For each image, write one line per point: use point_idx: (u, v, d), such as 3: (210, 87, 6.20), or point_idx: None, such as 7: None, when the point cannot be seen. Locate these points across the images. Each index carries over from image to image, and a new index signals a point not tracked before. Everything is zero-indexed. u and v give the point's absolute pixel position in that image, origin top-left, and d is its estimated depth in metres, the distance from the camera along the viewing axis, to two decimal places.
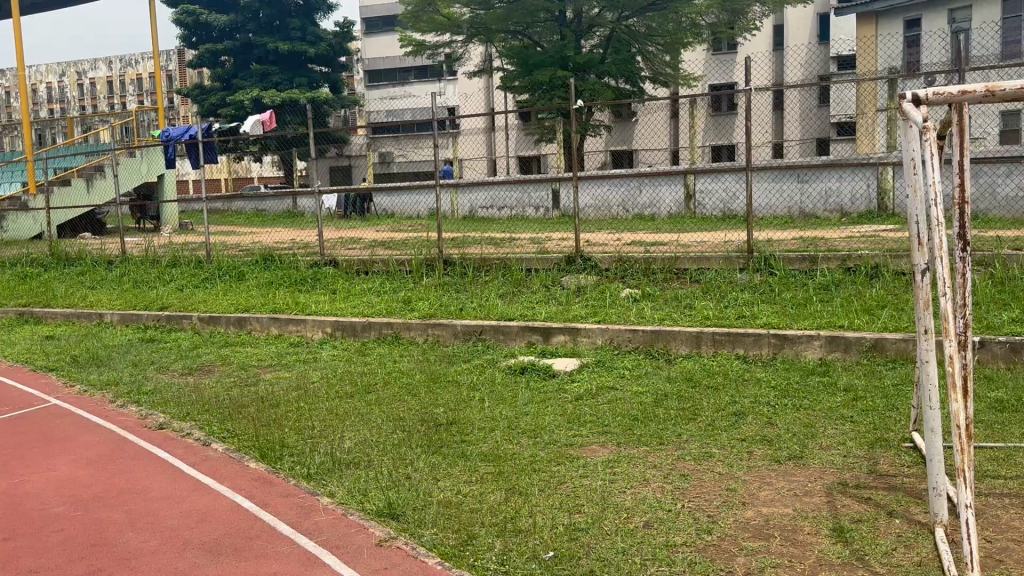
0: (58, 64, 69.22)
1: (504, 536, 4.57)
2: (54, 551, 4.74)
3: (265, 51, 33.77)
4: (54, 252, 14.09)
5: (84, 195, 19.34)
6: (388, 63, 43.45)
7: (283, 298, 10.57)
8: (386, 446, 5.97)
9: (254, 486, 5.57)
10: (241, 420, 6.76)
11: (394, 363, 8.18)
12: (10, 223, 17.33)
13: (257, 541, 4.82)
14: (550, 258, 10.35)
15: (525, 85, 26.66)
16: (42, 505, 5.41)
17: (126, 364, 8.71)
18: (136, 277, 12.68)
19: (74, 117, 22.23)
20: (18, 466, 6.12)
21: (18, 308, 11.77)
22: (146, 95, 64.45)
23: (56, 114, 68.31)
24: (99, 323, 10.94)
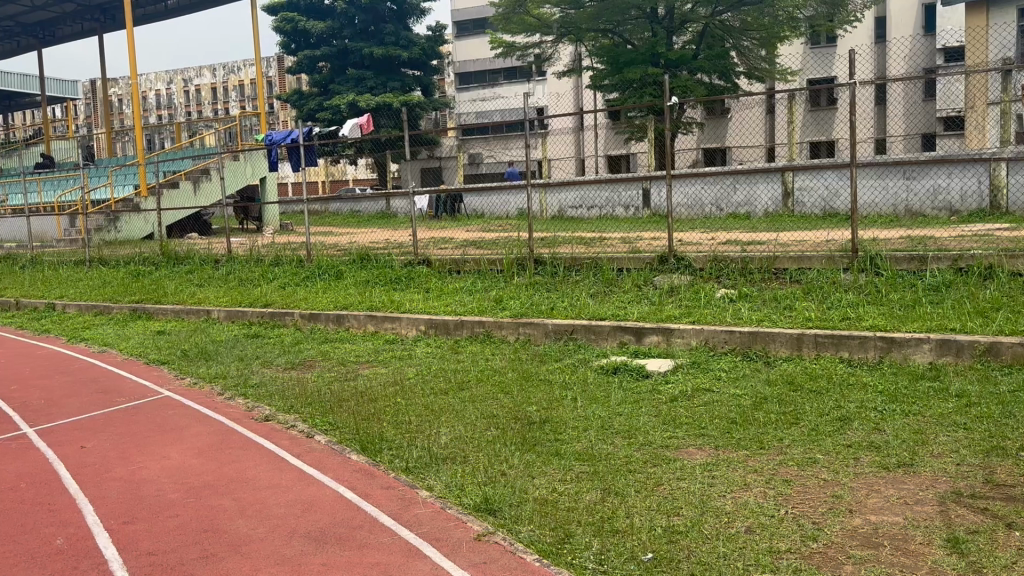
0: (166, 71, 72.69)
1: (601, 536, 4.54)
2: (171, 535, 4.97)
3: (360, 56, 34.61)
4: (164, 252, 14.77)
5: (191, 197, 20.22)
6: (478, 66, 43.93)
7: (379, 297, 10.78)
8: (481, 443, 6.02)
9: (356, 478, 5.72)
10: (342, 413, 6.94)
11: (486, 361, 8.25)
12: (124, 223, 18.25)
13: (359, 531, 4.93)
14: (643, 258, 10.23)
15: (615, 84, 26.77)
16: (158, 491, 5.68)
17: (233, 358, 9.08)
18: (240, 276, 13.19)
19: (182, 122, 23.24)
20: (136, 453, 6.45)
21: (133, 304, 12.41)
22: (248, 101, 67.15)
23: (165, 121, 71.92)
24: (206, 319, 11.44)
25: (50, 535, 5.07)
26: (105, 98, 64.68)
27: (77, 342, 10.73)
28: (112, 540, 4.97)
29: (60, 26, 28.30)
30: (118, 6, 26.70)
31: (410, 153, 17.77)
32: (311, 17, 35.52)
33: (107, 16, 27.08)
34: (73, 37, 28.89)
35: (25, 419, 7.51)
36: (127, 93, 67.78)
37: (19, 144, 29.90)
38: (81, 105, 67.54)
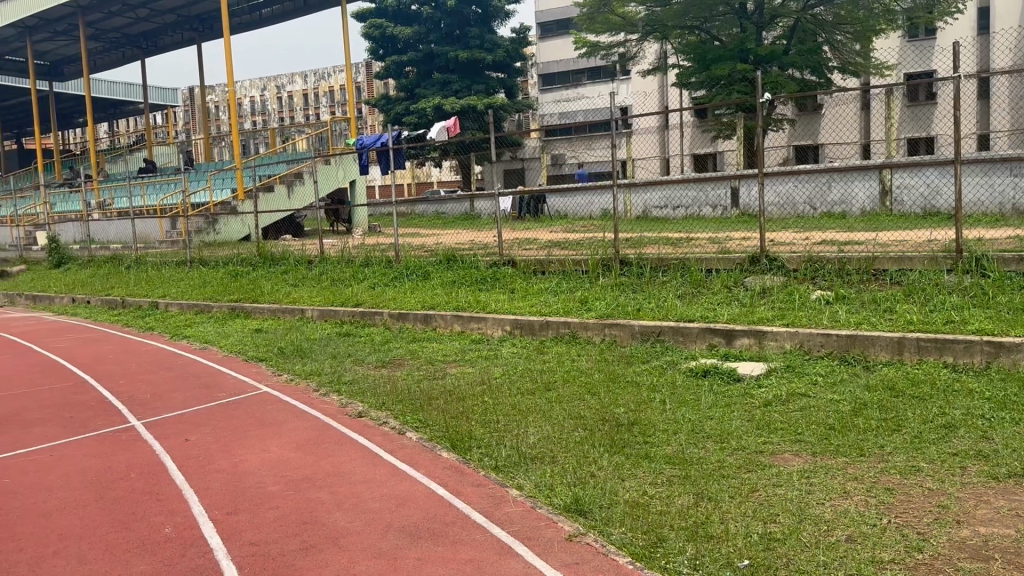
0: (260, 79, 75.15)
1: (695, 541, 4.46)
2: (272, 526, 5.14)
3: (446, 59, 35.03)
4: (260, 253, 15.31)
5: (286, 200, 20.86)
6: (561, 66, 43.92)
7: (465, 297, 10.90)
8: (569, 444, 6.01)
9: (447, 475, 5.81)
10: (432, 411, 7.06)
11: (572, 361, 8.24)
12: (223, 226, 18.99)
13: (452, 527, 5.01)
14: (733, 258, 10.05)
15: (702, 81, 26.36)
16: (260, 483, 5.89)
17: (327, 356, 9.34)
18: (332, 276, 13.53)
19: (275, 128, 24.02)
20: (237, 446, 6.72)
21: (231, 304, 12.91)
22: (337, 106, 68.90)
23: (259, 126, 74.46)
24: (300, 318, 11.81)
25: (160, 523, 5.31)
26: (203, 105, 67.46)
27: (180, 338, 11.24)
28: (217, 530, 5.17)
29: (162, 36, 29.64)
30: (215, 16, 27.78)
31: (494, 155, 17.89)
32: (398, 23, 36.15)
33: (206, 26, 28.21)
34: (173, 47, 30.21)
35: (134, 411, 7.91)
36: (224, 100, 70.53)
37: (124, 150, 31.46)
38: (181, 112, 70.67)
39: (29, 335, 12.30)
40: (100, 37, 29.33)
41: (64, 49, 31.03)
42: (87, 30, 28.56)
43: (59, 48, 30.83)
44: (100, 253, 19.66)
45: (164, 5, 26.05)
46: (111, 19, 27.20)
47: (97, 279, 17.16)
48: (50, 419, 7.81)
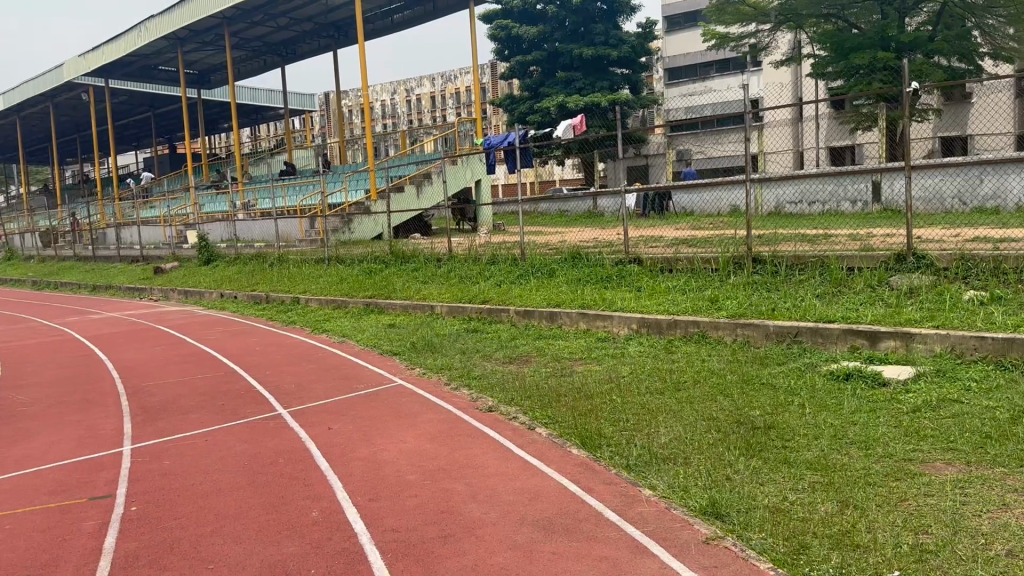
0: (391, 83, 77.66)
1: (841, 550, 4.29)
2: (411, 514, 5.33)
3: (571, 57, 35.01)
4: (392, 250, 15.79)
5: (415, 200, 21.46)
6: (688, 60, 43.16)
7: (591, 295, 10.90)
8: (703, 445, 5.90)
9: (579, 472, 5.84)
10: (561, 408, 7.08)
11: (703, 361, 8.10)
12: (356, 226, 19.87)
13: (586, 523, 5.03)
14: (877, 256, 9.59)
15: (839, 71, 25.28)
16: (399, 472, 6.11)
17: (457, 351, 9.57)
18: (460, 273, 13.81)
19: (405, 130, 24.73)
20: (375, 436, 6.99)
21: (366, 300, 13.45)
22: (463, 107, 70.35)
23: (389, 129, 77.04)
24: (430, 314, 12.18)
25: (308, 507, 5.60)
26: (338, 110, 70.44)
27: (319, 332, 11.81)
28: (361, 515, 5.40)
29: (300, 43, 31.09)
30: (350, 23, 28.91)
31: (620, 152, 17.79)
32: (524, 23, 36.41)
33: (341, 32, 29.39)
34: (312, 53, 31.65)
35: (279, 400, 8.37)
36: (357, 104, 73.31)
37: (266, 153, 33.24)
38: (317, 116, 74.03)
39: (185, 328, 13.21)
40: (244, 45, 31.08)
41: (213, 58, 33.08)
42: (233, 39, 30.30)
43: (207, 58, 32.90)
44: (244, 251, 20.85)
45: (303, 14, 27.31)
46: (255, 28, 28.72)
47: (242, 275, 18.22)
48: (205, 406, 8.38)
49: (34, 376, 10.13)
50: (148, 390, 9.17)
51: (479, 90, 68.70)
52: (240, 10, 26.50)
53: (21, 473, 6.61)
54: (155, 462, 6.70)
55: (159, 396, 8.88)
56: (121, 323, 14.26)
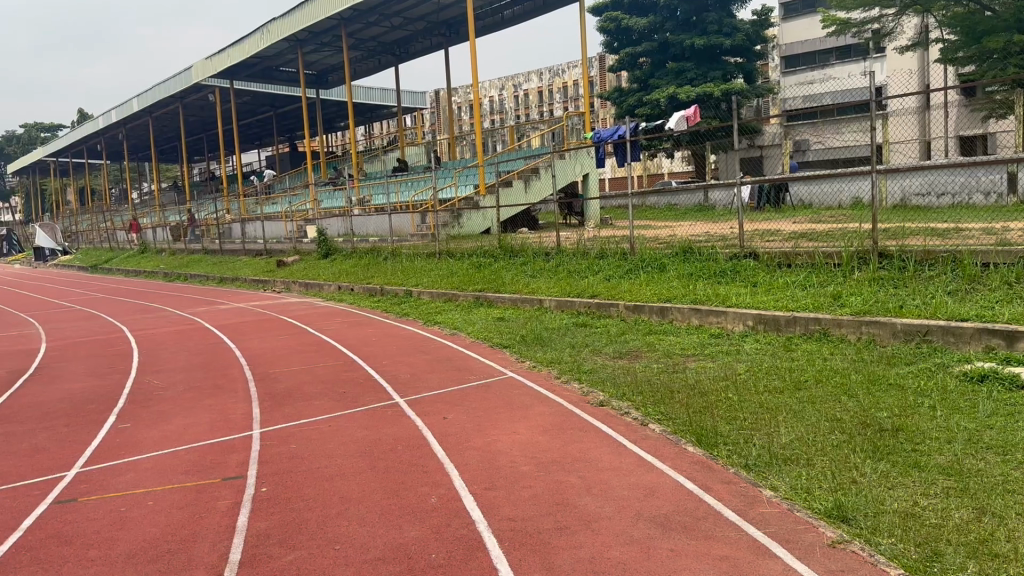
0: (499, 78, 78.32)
1: (977, 558, 4.08)
2: (527, 504, 5.40)
3: (682, 48, 34.33)
4: (501, 244, 15.95)
5: (523, 195, 21.61)
6: (806, 47, 41.75)
7: (704, 290, 10.70)
8: (826, 446, 5.72)
9: (696, 470, 5.78)
10: (674, 405, 7.01)
11: (824, 361, 7.82)
12: (466, 220, 20.24)
13: (705, 522, 4.97)
14: (1015, 251, 9.01)
15: (971, 56, 23.98)
16: (513, 462, 6.19)
17: (566, 345, 9.61)
18: (569, 267, 13.84)
19: (513, 125, 24.95)
20: (489, 426, 7.11)
21: (476, 293, 13.72)
22: (570, 101, 70.23)
23: (497, 124, 77.77)
24: (539, 307, 12.29)
25: (426, 493, 5.76)
26: (448, 106, 71.67)
27: (433, 325, 12.10)
28: (477, 503, 5.51)
29: (413, 42, 31.80)
30: (461, 21, 29.37)
31: (736, 141, 16.85)
32: (634, 14, 35.98)
33: (452, 30, 29.91)
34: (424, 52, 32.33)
35: (396, 389, 8.64)
36: (466, 101, 74.37)
37: (379, 150, 34.20)
38: (428, 113, 75.59)
39: (306, 318, 13.80)
40: (360, 45, 32.04)
41: (330, 59, 34.27)
42: (349, 40, 31.30)
43: (325, 58, 34.10)
44: (360, 245, 21.56)
45: (417, 13, 27.92)
46: (370, 28, 29.55)
47: (359, 268, 18.84)
48: (327, 393, 8.74)
49: (171, 362, 10.80)
50: (274, 377, 9.63)
51: (588, 83, 68.42)
52: (356, 11, 27.31)
53: (161, 453, 7.06)
54: (282, 446, 7.04)
55: (283, 383, 9.30)
56: (249, 313, 15.02)
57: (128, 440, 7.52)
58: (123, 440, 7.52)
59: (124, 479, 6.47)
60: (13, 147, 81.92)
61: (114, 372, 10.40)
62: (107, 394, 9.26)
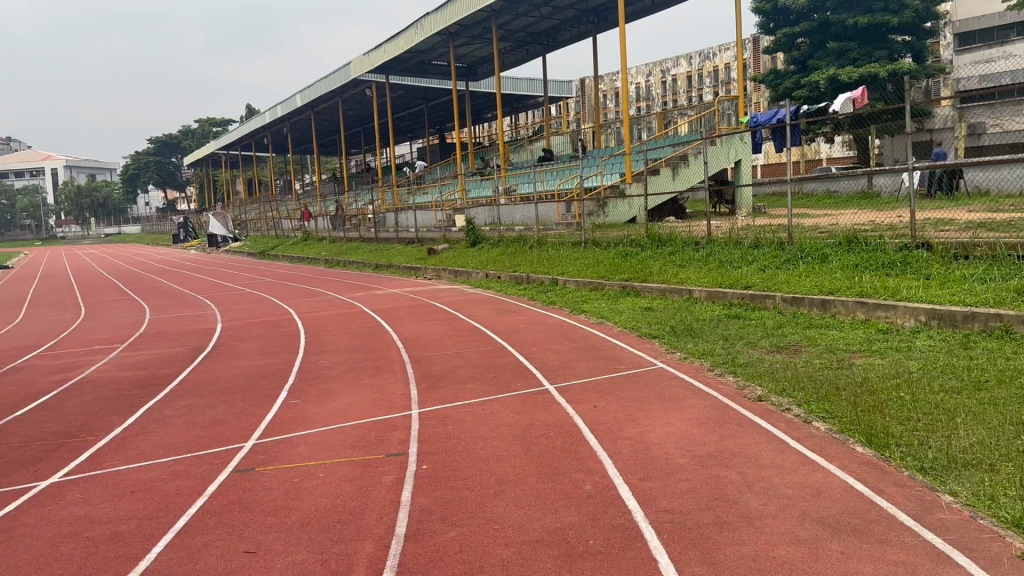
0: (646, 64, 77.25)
1: None
2: (684, 498, 5.31)
3: (844, 28, 32.65)
4: (648, 233, 15.73)
5: (671, 183, 21.34)
6: (985, 22, 38.72)
7: (870, 282, 10.16)
8: (1013, 451, 5.30)
9: (866, 471, 5.51)
10: (839, 402, 6.72)
11: (1007, 360, 7.22)
12: (611, 209, 20.24)
13: (878, 526, 4.73)
14: None
15: None
16: (667, 454, 6.12)
17: (718, 337, 9.40)
18: (721, 257, 13.47)
19: (661, 112, 24.51)
20: (641, 416, 7.06)
21: (621, 282, 13.70)
22: (721, 86, 68.38)
23: (644, 112, 76.85)
24: (688, 298, 12.10)
25: (581, 479, 5.79)
26: (593, 95, 71.52)
27: (578, 313, 12.15)
28: (633, 493, 5.48)
29: (562, 31, 31.94)
30: (610, 8, 29.23)
31: (907, 121, 14.65)
32: None
33: (601, 18, 29.83)
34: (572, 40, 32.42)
35: (546, 376, 8.73)
36: (612, 88, 73.87)
37: (525, 140, 34.41)
38: (573, 102, 75.64)
39: (457, 304, 14.21)
40: (509, 37, 32.45)
41: (480, 51, 34.95)
42: (500, 32, 31.79)
43: (475, 50, 34.81)
44: (507, 233, 21.90)
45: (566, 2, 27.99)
46: (520, 19, 29.92)
47: (506, 256, 19.17)
48: (480, 377, 8.97)
49: (334, 343, 11.41)
50: (429, 360, 9.97)
51: (740, 67, 66.24)
52: (506, 3, 27.69)
53: (328, 428, 7.48)
54: (439, 427, 7.28)
55: (438, 366, 9.62)
56: (402, 299, 15.62)
57: (297, 415, 8.00)
58: (294, 415, 8.01)
59: (296, 451, 6.89)
60: (189, 141, 88.88)
61: (282, 351, 11.11)
62: (278, 372, 9.89)
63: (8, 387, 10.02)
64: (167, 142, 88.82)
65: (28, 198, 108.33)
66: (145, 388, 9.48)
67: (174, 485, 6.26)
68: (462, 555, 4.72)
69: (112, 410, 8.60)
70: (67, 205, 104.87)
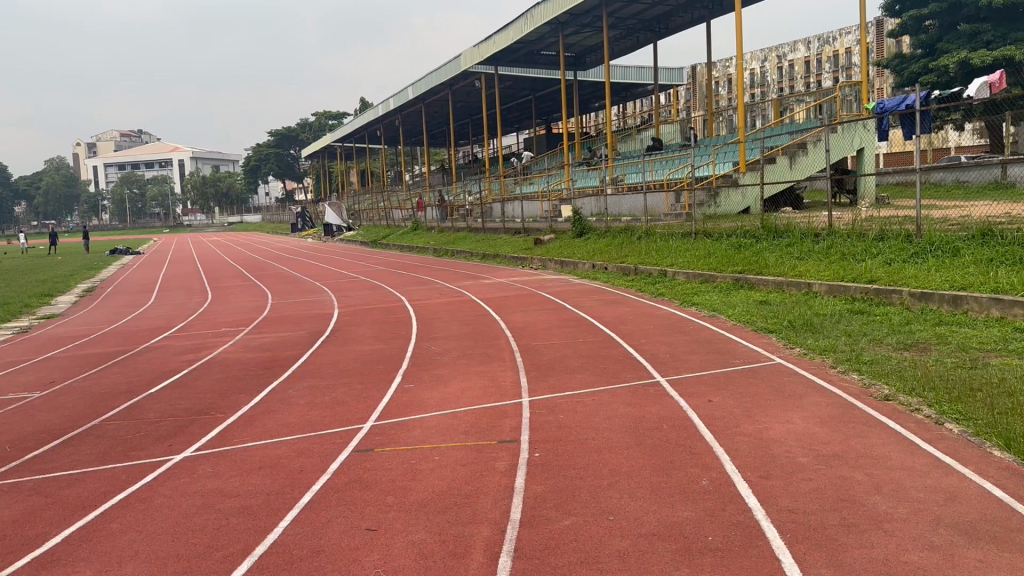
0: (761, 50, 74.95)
1: None
2: (808, 497, 5.14)
3: (977, 9, 30.84)
4: (764, 224, 15.29)
5: (788, 171, 20.74)
6: None
7: (1007, 278, 9.53)
8: None
9: (1004, 476, 5.19)
10: (975, 403, 6.35)
11: None
12: (723, 199, 19.77)
13: (1020, 535, 4.45)
14: None
15: None
16: (789, 453, 5.93)
17: (840, 333, 9.04)
18: (843, 250, 12.91)
19: (778, 99, 23.74)
20: (759, 412, 6.88)
21: (735, 275, 13.37)
22: (842, 71, 65.68)
23: (758, 99, 74.66)
24: (807, 291, 11.72)
25: (698, 474, 5.69)
26: (705, 82, 70.05)
27: (689, 305, 11.96)
28: (753, 490, 5.34)
29: (674, 18, 31.44)
30: None
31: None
32: None
33: (717, 3, 29.20)
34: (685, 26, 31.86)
35: (658, 368, 8.62)
36: (725, 75, 72.13)
37: (633, 129, 33.98)
38: (683, 90, 74.29)
39: (564, 294, 14.24)
40: (620, 24, 32.13)
41: (589, 40, 34.79)
42: (610, 20, 31.52)
43: (585, 39, 34.67)
44: (614, 224, 21.71)
45: None
46: (631, 6, 29.57)
47: (613, 247, 19.04)
48: (589, 367, 8.95)
49: (445, 331, 11.62)
50: (538, 349, 10.04)
51: (862, 51, 63.51)
52: None
53: (442, 412, 7.63)
54: (550, 415, 7.30)
55: (547, 355, 9.65)
56: (510, 288, 15.77)
57: (411, 399, 8.19)
58: (408, 399, 8.22)
59: (412, 434, 7.06)
60: (306, 133, 92.39)
61: (395, 336, 11.41)
62: (392, 357, 10.16)
63: (144, 365, 10.68)
64: (286, 134, 92.71)
65: (158, 187, 115.14)
66: (268, 369, 9.92)
67: (299, 463, 6.53)
68: (578, 544, 4.72)
69: (239, 389, 9.05)
70: (193, 194, 110.94)
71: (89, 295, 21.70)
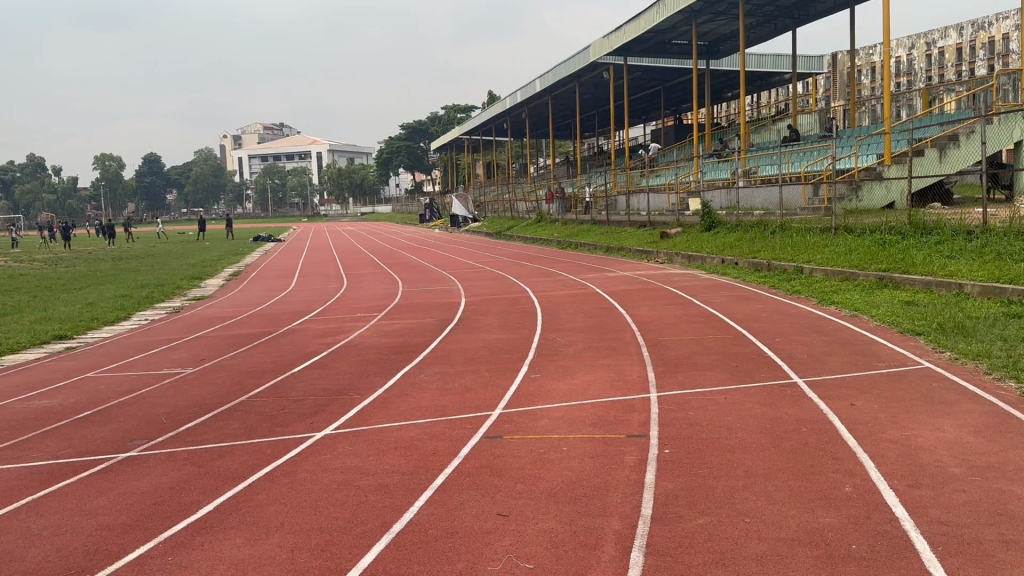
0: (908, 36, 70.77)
1: None
2: (961, 510, 4.86)
3: None
4: (911, 221, 14.47)
5: (937, 164, 19.57)
6: None
7: None
8: None
9: None
10: None
11: None
12: (865, 192, 18.83)
13: None
14: None
15: None
16: (939, 462, 5.62)
17: (997, 337, 8.45)
18: (1000, 250, 12.04)
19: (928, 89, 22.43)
20: (905, 419, 6.54)
21: (879, 274, 12.73)
22: (998, 59, 61.23)
23: (904, 88, 70.49)
24: (958, 292, 11.01)
25: (840, 481, 5.46)
26: (845, 72, 66.93)
27: (828, 304, 11.50)
28: (900, 500, 5.09)
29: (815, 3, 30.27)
30: None
31: None
32: None
33: None
34: (827, 12, 30.67)
35: (794, 368, 8.34)
36: (867, 63, 68.62)
37: (768, 120, 32.89)
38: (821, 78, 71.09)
39: (692, 289, 13.97)
40: (757, 12, 31.15)
41: (723, 28, 33.92)
42: (747, 7, 30.60)
43: (719, 28, 33.82)
44: (745, 218, 21.11)
45: None
46: None
47: (744, 242, 18.55)
48: (719, 364, 8.76)
49: (571, 322, 11.65)
50: (666, 344, 9.91)
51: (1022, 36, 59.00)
52: None
53: (570, 404, 7.65)
54: (681, 412, 7.19)
55: (675, 351, 9.52)
56: (635, 282, 15.62)
57: (538, 389, 8.26)
58: (536, 388, 8.29)
59: (540, 423, 7.12)
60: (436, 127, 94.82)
61: (521, 327, 11.53)
62: (518, 346, 10.28)
63: (286, 347, 11.26)
64: (417, 128, 95.58)
65: (297, 178, 120.65)
66: (401, 354, 10.25)
67: (432, 445, 6.72)
68: (712, 544, 4.65)
69: (373, 372, 9.39)
70: (329, 186, 115.75)
71: (234, 278, 23.05)
